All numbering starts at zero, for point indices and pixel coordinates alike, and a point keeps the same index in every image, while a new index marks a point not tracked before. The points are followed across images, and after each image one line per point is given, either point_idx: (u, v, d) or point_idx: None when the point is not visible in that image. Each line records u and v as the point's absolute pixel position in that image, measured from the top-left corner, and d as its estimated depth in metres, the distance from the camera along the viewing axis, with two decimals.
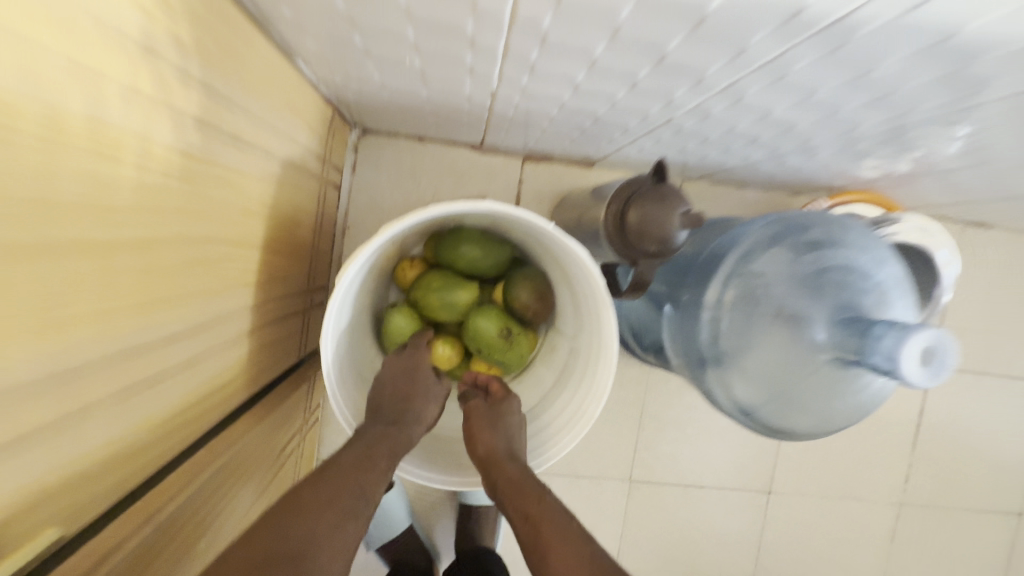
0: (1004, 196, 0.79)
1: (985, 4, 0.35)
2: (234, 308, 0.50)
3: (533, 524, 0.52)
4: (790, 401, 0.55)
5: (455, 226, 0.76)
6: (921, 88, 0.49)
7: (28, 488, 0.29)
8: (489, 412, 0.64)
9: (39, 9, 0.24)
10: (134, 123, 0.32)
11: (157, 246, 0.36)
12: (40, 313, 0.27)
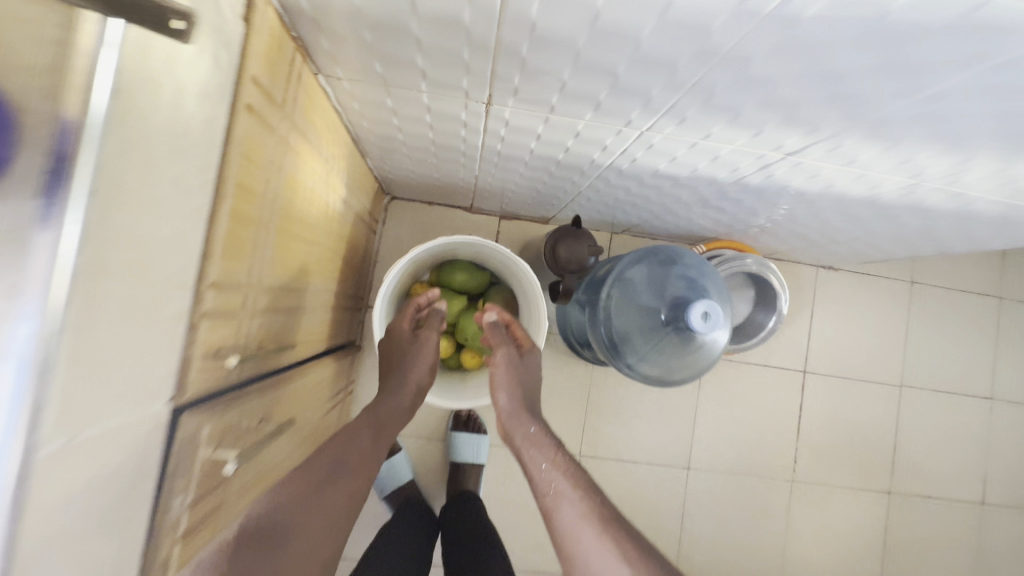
0: (819, 247, 1.18)
1: (765, 128, 0.59)
2: (300, 276, 0.67)
3: (545, 473, 0.76)
4: (658, 357, 0.92)
5: (451, 259, 1.14)
6: (715, 191, 0.86)
7: (217, 371, 0.45)
8: (519, 362, 0.92)
9: (258, 90, 0.43)
10: (271, 140, 0.49)
11: (267, 219, 0.51)
12: (210, 250, 0.41)
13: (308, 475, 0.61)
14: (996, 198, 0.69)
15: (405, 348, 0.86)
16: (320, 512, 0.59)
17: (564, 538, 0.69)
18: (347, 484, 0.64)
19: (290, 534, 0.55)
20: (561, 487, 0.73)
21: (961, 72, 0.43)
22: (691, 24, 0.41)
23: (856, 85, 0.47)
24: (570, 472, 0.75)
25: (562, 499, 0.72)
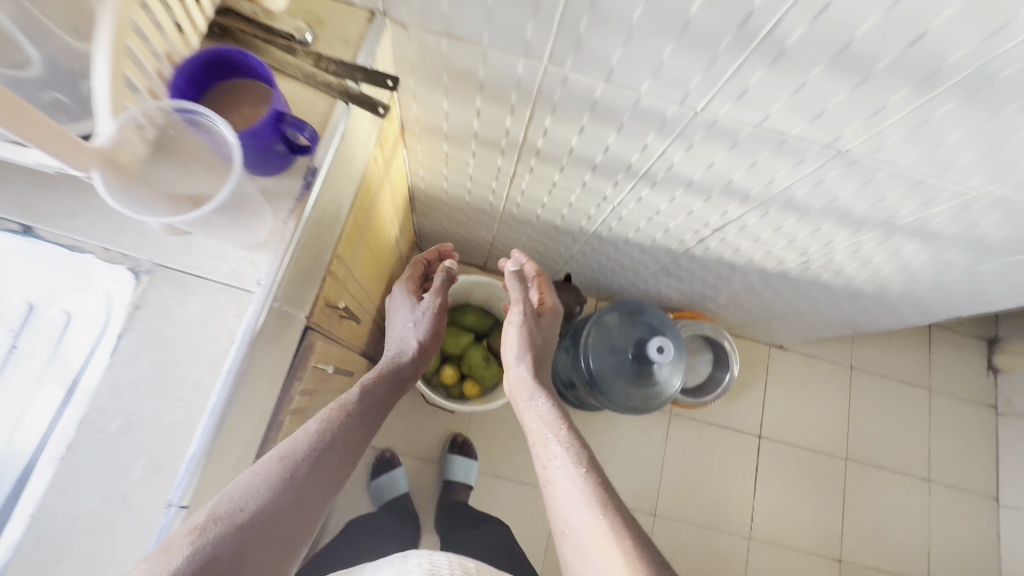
0: (765, 324, 1.45)
1: (699, 211, 0.88)
2: (369, 283, 0.92)
3: (547, 447, 0.68)
4: (627, 387, 1.15)
5: (464, 303, 1.39)
6: (674, 263, 1.14)
7: (325, 313, 0.69)
8: (540, 323, 0.86)
9: (382, 153, 0.76)
10: (379, 184, 0.79)
11: (366, 228, 0.79)
12: (338, 227, 0.66)
13: (303, 446, 0.54)
14: (864, 274, 0.97)
15: (410, 316, 0.80)
16: (298, 495, 0.51)
17: (574, 528, 0.59)
18: (322, 465, 0.54)
19: (267, 519, 0.48)
20: (562, 461, 0.65)
21: (796, 177, 0.72)
22: (636, 136, 0.71)
23: (741, 181, 0.76)
24: (577, 449, 0.66)
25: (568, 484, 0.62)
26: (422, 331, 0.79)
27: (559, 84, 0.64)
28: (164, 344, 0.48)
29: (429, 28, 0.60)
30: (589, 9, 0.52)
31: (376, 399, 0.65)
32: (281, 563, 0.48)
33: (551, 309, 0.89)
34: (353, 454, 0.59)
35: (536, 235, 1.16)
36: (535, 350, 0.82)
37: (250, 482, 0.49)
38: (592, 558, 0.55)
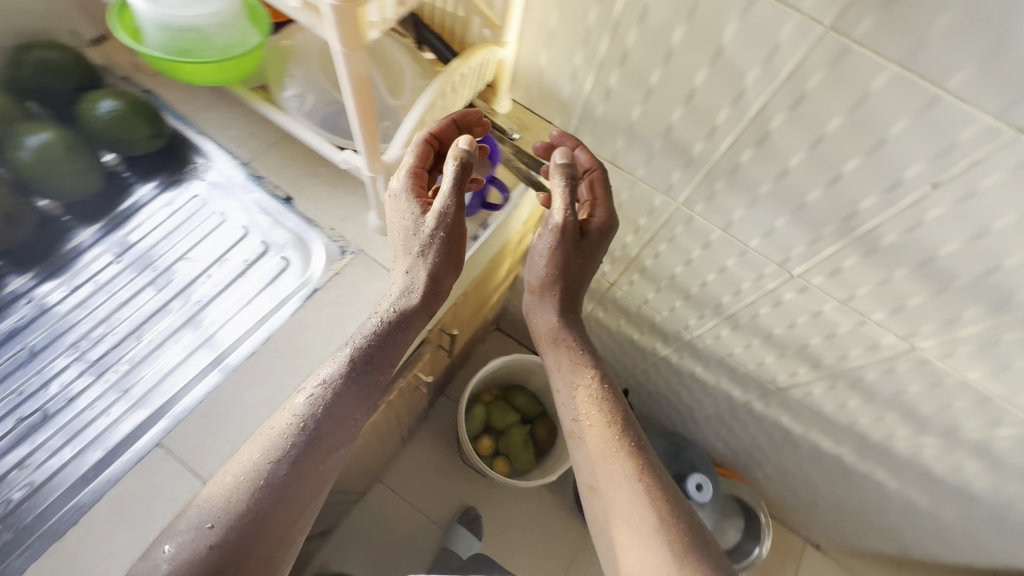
0: (807, 514, 1.39)
1: (773, 366, 0.96)
2: (464, 330, 1.06)
3: (582, 400, 0.69)
4: None
5: (521, 384, 1.48)
6: (730, 413, 1.19)
7: (439, 333, 0.82)
8: (581, 248, 0.69)
9: (522, 231, 0.94)
10: (509, 252, 0.97)
11: (485, 281, 0.95)
12: (476, 270, 0.82)
13: (274, 446, 0.55)
14: (924, 484, 0.97)
15: (419, 220, 0.59)
16: (287, 492, 0.54)
17: (603, 486, 0.65)
18: (310, 462, 0.56)
19: (267, 520, 0.53)
20: (596, 419, 0.67)
21: (869, 358, 0.80)
22: (733, 280, 0.84)
23: (817, 348, 0.85)
24: (607, 409, 0.68)
25: (602, 450, 0.66)
26: (433, 242, 0.58)
27: (684, 221, 0.80)
28: (346, 305, 0.64)
29: (599, 154, 0.79)
30: (728, 175, 0.68)
31: (373, 360, 0.60)
32: (275, 549, 0.54)
33: (599, 222, 0.69)
34: (343, 437, 0.58)
35: (607, 344, 1.27)
36: (565, 277, 0.69)
37: (227, 493, 0.53)
38: (620, 517, 0.62)
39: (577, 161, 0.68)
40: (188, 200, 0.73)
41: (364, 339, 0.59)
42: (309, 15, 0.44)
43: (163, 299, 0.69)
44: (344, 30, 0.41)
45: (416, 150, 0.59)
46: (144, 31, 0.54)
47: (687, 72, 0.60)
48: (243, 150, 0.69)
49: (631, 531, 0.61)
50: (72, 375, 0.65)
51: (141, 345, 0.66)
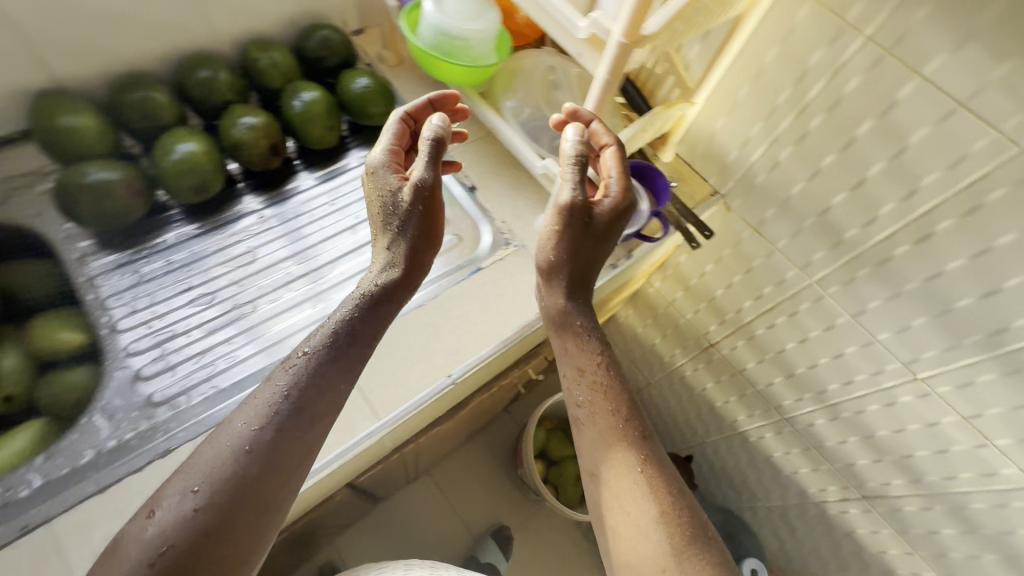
0: None
1: (863, 470, 0.94)
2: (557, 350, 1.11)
3: (586, 382, 0.56)
4: None
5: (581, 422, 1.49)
6: (793, 509, 1.15)
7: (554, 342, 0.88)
8: (591, 233, 0.56)
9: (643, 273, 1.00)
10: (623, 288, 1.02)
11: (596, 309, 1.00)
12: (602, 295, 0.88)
13: (263, 412, 0.47)
14: None
15: (392, 192, 0.55)
16: (275, 455, 0.46)
17: (603, 474, 0.53)
18: (295, 422, 0.47)
19: (255, 486, 0.45)
20: (597, 407, 0.55)
21: (978, 485, 0.77)
22: (846, 368, 0.84)
23: (920, 460, 0.83)
24: (610, 396, 0.55)
25: (604, 440, 0.54)
26: (409, 209, 0.54)
27: (812, 299, 0.82)
28: (506, 288, 0.70)
29: (745, 218, 0.84)
30: (875, 265, 0.71)
31: (353, 330, 0.52)
32: (262, 529, 0.45)
33: (603, 205, 0.57)
34: (331, 400, 0.49)
35: (681, 405, 1.27)
36: (574, 262, 0.57)
37: (212, 463, 0.45)
38: (625, 512, 0.51)
39: (593, 136, 0.59)
40: None
41: (353, 312, 0.53)
42: (592, 51, 0.50)
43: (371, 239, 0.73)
44: (614, 63, 0.47)
45: (393, 129, 0.59)
46: (419, 28, 0.67)
47: (867, 161, 0.65)
48: None
49: (634, 524, 0.50)
50: (286, 281, 0.68)
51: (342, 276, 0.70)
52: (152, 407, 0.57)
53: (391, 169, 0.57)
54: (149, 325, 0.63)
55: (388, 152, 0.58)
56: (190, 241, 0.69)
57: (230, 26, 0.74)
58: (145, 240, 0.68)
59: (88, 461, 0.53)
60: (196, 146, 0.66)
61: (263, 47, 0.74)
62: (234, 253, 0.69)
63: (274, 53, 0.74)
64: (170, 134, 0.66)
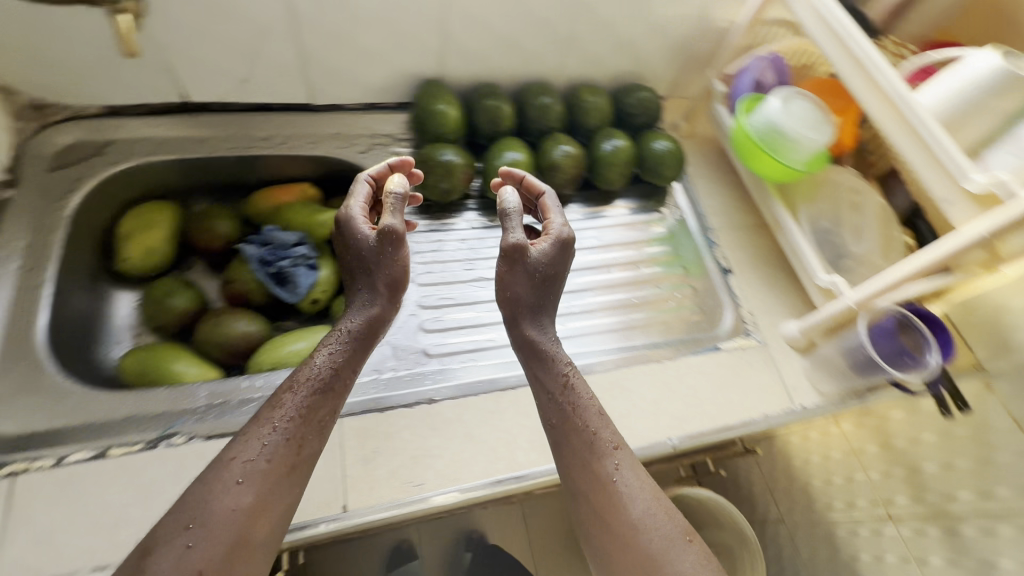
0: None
1: None
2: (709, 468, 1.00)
3: (561, 415, 0.50)
4: None
5: None
6: None
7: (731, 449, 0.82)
8: (536, 278, 0.54)
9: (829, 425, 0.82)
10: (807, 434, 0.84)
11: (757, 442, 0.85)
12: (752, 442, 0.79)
13: (258, 442, 0.44)
14: None
15: (354, 243, 0.53)
16: (267, 491, 0.42)
17: (584, 491, 0.47)
18: (284, 457, 0.44)
19: (250, 514, 0.41)
20: (573, 427, 0.49)
21: None
22: None
23: None
24: (584, 415, 0.50)
25: (581, 463, 0.48)
26: (371, 251, 0.53)
27: None
28: (742, 374, 0.70)
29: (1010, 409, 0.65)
30: None
31: (334, 367, 0.49)
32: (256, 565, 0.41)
33: (550, 249, 0.54)
34: (320, 425, 0.47)
35: None
36: (529, 301, 0.54)
37: (205, 505, 0.40)
38: (618, 528, 0.45)
39: (530, 185, 0.63)
40: (661, 228, 0.84)
41: (331, 348, 0.50)
42: (977, 204, 0.49)
43: (618, 284, 0.78)
44: (963, 250, 0.50)
45: (359, 189, 0.58)
46: (753, 114, 0.72)
47: None
48: (713, 218, 0.83)
49: (621, 537, 0.44)
50: None
51: (587, 307, 0.75)
52: (426, 356, 0.65)
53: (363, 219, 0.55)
54: (433, 285, 0.72)
55: (362, 209, 0.56)
56: (480, 227, 0.78)
57: (573, 69, 0.83)
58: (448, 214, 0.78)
59: (370, 381, 0.61)
60: (520, 156, 0.76)
61: (592, 91, 0.84)
62: None
63: (600, 98, 0.83)
64: (503, 141, 0.77)
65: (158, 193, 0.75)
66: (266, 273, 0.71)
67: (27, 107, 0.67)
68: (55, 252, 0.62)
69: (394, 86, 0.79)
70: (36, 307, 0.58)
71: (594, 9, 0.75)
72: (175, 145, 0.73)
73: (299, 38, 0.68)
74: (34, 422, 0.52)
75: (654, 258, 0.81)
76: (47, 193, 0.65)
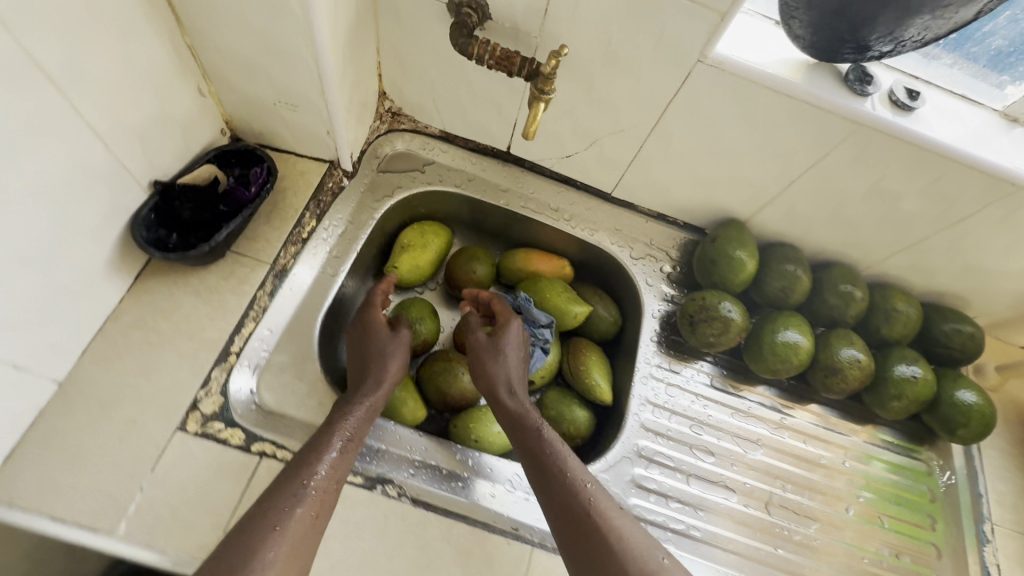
0: None
1: None
2: None
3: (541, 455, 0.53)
4: None
5: None
6: None
7: None
8: (491, 348, 0.62)
9: None
10: None
11: None
12: None
13: (291, 489, 0.44)
14: None
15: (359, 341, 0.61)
16: (299, 540, 0.42)
17: (570, 513, 0.49)
18: (312, 506, 0.44)
19: (285, 561, 0.40)
20: (552, 472, 0.52)
21: None
22: None
23: None
24: (564, 460, 0.53)
25: (564, 492, 0.50)
26: (376, 341, 0.60)
27: None
28: None
29: None
30: None
31: (350, 434, 0.51)
32: None
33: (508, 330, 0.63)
34: (337, 486, 0.47)
35: None
36: (498, 376, 0.60)
37: (244, 548, 0.40)
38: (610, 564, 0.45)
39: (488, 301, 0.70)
40: (922, 487, 0.70)
41: (352, 416, 0.52)
42: None
43: (850, 530, 0.65)
44: None
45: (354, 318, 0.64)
46: None
47: None
48: (993, 506, 0.67)
49: (607, 551, 0.46)
50: (769, 496, 0.65)
51: (810, 542, 0.63)
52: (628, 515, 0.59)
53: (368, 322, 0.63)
54: (656, 434, 0.65)
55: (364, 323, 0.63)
56: (720, 387, 0.71)
57: (893, 268, 0.73)
58: (692, 357, 0.71)
59: None
60: (802, 340, 0.67)
61: (906, 297, 0.72)
62: (744, 429, 0.68)
63: (912, 310, 0.71)
64: (788, 314, 0.69)
65: (440, 216, 0.79)
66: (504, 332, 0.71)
67: (387, 111, 0.74)
68: (358, 247, 0.67)
69: (696, 211, 0.75)
70: (326, 294, 0.62)
71: (968, 232, 0.64)
72: (480, 185, 0.75)
73: (644, 147, 0.66)
74: (289, 407, 0.56)
75: (899, 519, 0.67)
76: (371, 190, 0.70)
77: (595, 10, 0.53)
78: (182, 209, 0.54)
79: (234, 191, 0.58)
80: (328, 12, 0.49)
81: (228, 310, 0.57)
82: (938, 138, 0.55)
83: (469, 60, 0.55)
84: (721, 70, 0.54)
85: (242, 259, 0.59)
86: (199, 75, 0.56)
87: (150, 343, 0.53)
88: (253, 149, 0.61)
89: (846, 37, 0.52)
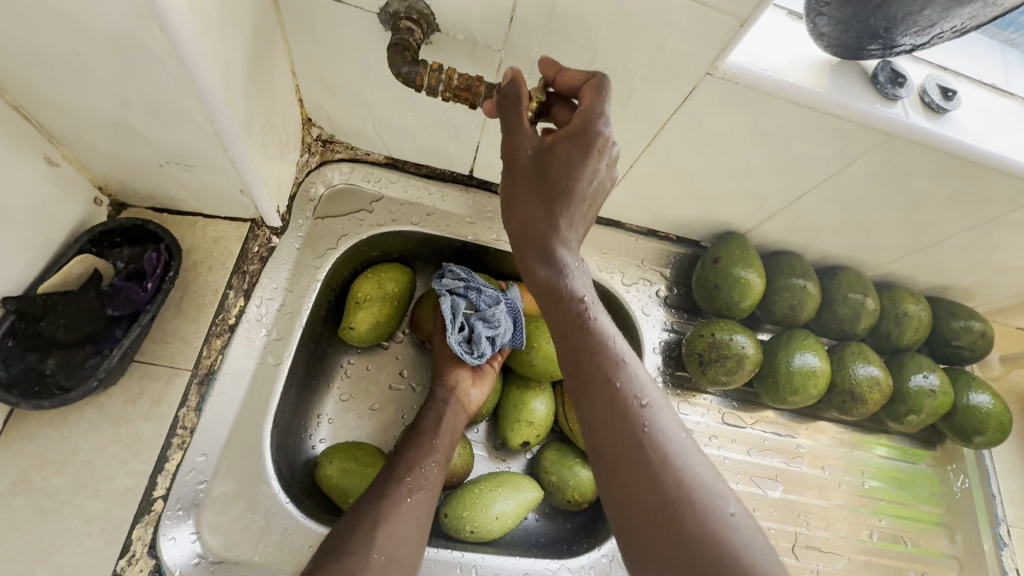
0: None
1: None
2: None
3: (599, 391, 0.36)
4: None
5: None
6: None
7: None
8: (539, 172, 0.38)
9: None
10: None
11: None
12: None
13: (384, 489, 0.47)
14: None
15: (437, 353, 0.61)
16: (395, 529, 0.44)
17: (609, 434, 0.35)
18: (402, 499, 0.47)
19: (384, 547, 0.43)
20: (581, 342, 0.38)
21: None
22: None
23: None
24: (595, 335, 0.38)
25: (591, 394, 0.37)
26: (441, 354, 0.60)
27: None
28: None
29: None
30: None
31: (430, 449, 0.52)
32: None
33: (581, 157, 0.37)
34: (428, 498, 0.48)
35: None
36: (537, 236, 0.39)
37: (337, 543, 0.43)
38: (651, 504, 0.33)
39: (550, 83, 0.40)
40: (935, 496, 0.68)
41: (428, 444, 0.52)
42: None
43: (871, 559, 0.63)
44: None
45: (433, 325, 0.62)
46: None
47: None
48: (1007, 508, 0.66)
49: (649, 489, 0.33)
50: (789, 541, 0.61)
51: None
52: None
53: (438, 334, 0.61)
54: None
55: (437, 327, 0.61)
56: (733, 422, 0.64)
57: (900, 268, 0.67)
58: (698, 392, 0.65)
59: None
60: (819, 364, 0.60)
61: (916, 298, 0.67)
62: (761, 467, 0.63)
63: (924, 312, 0.66)
64: (801, 332, 0.62)
65: (397, 256, 0.65)
66: (457, 338, 0.58)
67: (316, 140, 0.59)
68: (304, 320, 0.54)
69: (691, 225, 0.65)
70: (271, 391, 0.50)
71: (989, 233, 0.58)
72: (442, 219, 0.63)
73: (635, 167, 0.56)
74: (245, 549, 0.45)
75: (920, 540, 0.65)
76: (310, 245, 0.57)
77: (575, 19, 0.41)
78: (54, 330, 0.42)
79: (123, 289, 0.44)
80: (213, 50, 0.35)
81: (143, 445, 0.44)
82: (976, 146, 0.48)
83: (418, 92, 0.43)
84: (733, 84, 0.44)
85: (152, 370, 0.46)
86: (43, 140, 0.41)
87: (40, 509, 0.41)
88: (143, 223, 0.47)
89: (880, 33, 0.43)
